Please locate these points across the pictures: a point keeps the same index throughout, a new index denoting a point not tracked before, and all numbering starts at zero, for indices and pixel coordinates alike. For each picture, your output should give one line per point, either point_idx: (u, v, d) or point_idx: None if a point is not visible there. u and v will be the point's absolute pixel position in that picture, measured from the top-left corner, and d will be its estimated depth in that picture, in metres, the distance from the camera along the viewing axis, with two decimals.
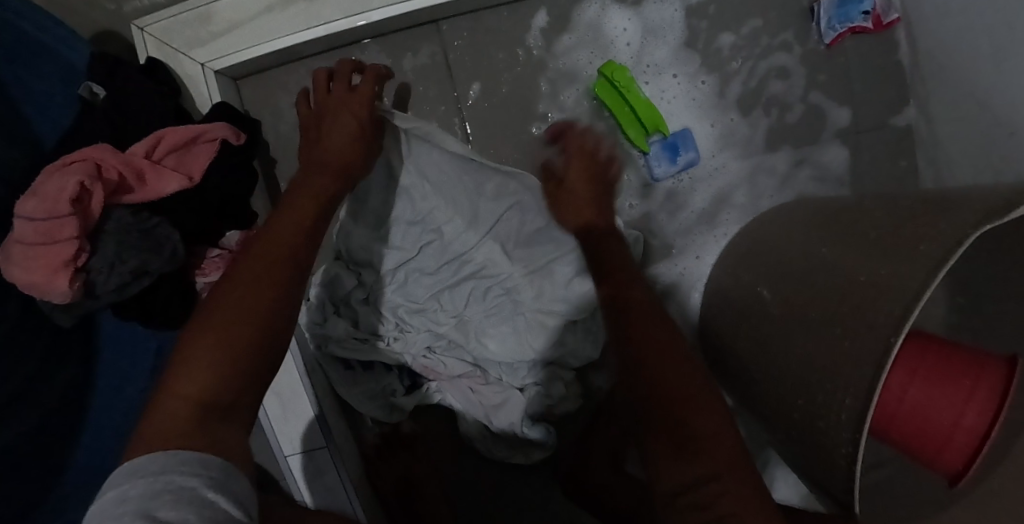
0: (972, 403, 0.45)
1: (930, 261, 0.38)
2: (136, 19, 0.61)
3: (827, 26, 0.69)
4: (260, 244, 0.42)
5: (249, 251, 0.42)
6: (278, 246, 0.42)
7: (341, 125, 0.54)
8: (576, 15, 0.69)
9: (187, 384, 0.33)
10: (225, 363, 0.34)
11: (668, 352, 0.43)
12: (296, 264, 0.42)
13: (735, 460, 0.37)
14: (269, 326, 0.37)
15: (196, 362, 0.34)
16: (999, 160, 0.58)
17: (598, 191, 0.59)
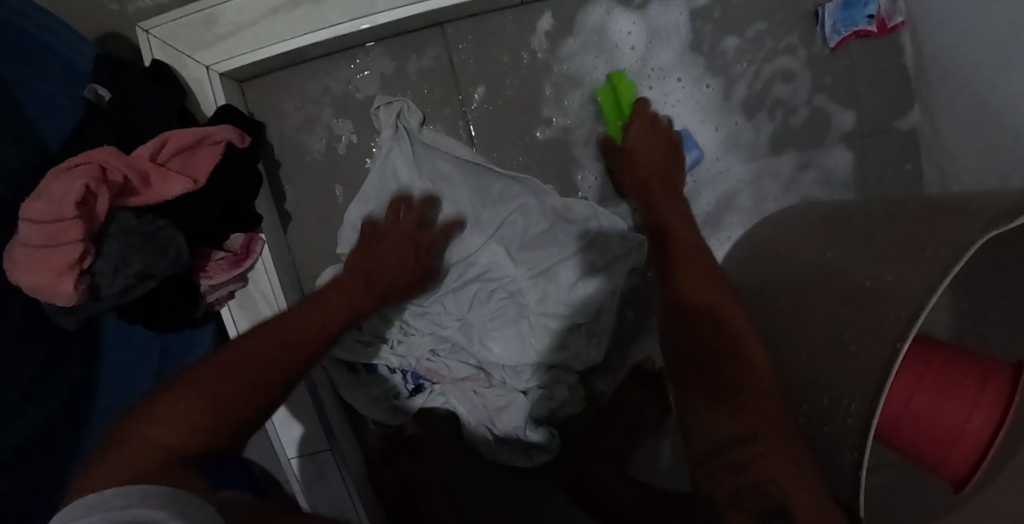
0: (981, 408, 0.44)
1: (940, 267, 0.38)
2: (141, 21, 0.60)
3: (832, 30, 0.69)
4: (290, 334, 0.44)
5: (270, 325, 0.44)
6: (291, 339, 0.44)
7: (399, 250, 0.60)
8: (580, 18, 0.69)
9: (153, 430, 0.32)
10: (204, 414, 0.34)
11: (729, 336, 0.45)
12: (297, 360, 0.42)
13: (788, 441, 0.37)
14: (251, 404, 0.37)
15: (181, 408, 0.34)
16: (1004, 165, 0.58)
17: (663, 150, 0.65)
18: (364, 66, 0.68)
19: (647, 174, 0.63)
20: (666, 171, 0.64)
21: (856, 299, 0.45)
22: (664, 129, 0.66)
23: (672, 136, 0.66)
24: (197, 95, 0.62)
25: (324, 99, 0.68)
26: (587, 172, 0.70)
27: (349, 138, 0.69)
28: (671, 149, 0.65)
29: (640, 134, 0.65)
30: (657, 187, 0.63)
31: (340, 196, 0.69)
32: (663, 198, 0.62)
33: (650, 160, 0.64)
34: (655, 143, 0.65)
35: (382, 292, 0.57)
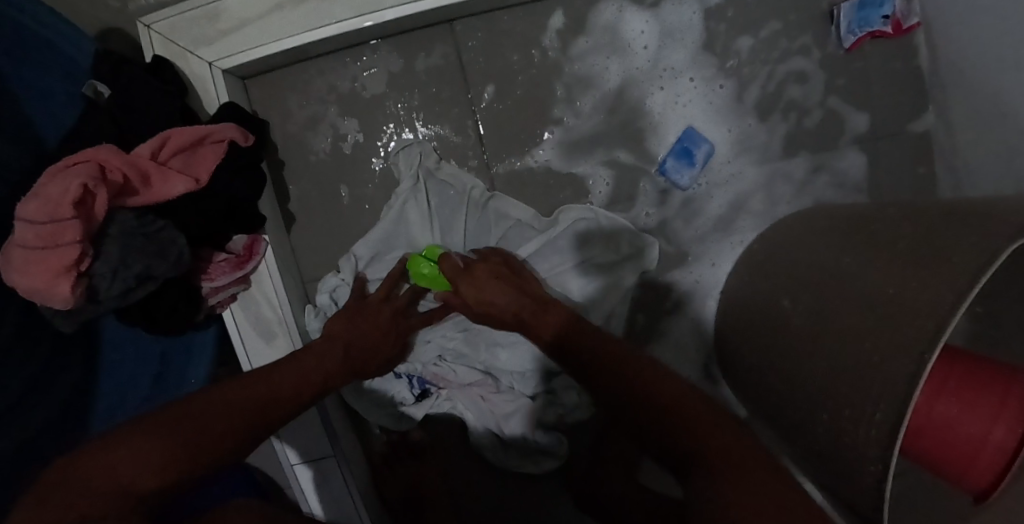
0: (1002, 419, 0.44)
1: (966, 273, 0.37)
2: (143, 16, 0.60)
3: (847, 30, 0.67)
4: (274, 387, 0.44)
5: (258, 376, 0.45)
6: (275, 392, 0.44)
7: (379, 321, 0.59)
8: (592, 17, 0.67)
9: (119, 469, 0.32)
10: (173, 462, 0.34)
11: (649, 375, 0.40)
12: (275, 418, 0.42)
13: (752, 469, 0.32)
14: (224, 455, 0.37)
15: (150, 449, 0.34)
16: (1020, 169, 0.57)
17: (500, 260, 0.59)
18: (371, 63, 0.67)
19: (514, 312, 0.53)
20: (534, 300, 0.53)
21: (879, 307, 0.44)
22: (495, 266, 0.58)
23: (510, 263, 0.59)
24: (200, 92, 0.60)
25: (330, 97, 0.67)
26: (598, 180, 0.69)
27: (354, 137, 0.67)
28: (504, 268, 0.57)
29: (473, 287, 0.55)
30: (530, 315, 0.52)
31: (344, 197, 0.68)
32: (540, 320, 0.51)
33: (506, 302, 0.53)
34: (487, 283, 0.55)
35: (357, 360, 0.55)
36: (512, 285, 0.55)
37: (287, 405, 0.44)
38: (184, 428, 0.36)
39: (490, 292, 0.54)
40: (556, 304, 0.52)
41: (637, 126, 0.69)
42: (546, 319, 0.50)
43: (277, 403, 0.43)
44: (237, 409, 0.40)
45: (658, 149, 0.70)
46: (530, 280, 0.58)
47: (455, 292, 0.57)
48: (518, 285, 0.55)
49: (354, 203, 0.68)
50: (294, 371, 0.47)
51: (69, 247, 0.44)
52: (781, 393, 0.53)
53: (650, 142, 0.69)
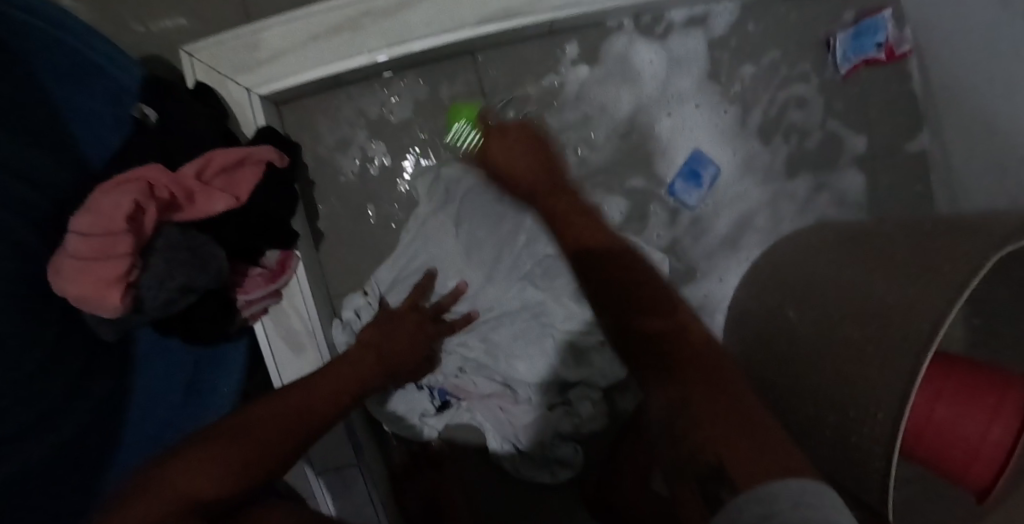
0: (998, 420, 0.46)
1: (956, 280, 0.40)
2: (186, 44, 0.64)
3: (843, 58, 0.72)
4: (309, 397, 0.48)
5: (297, 388, 0.49)
6: (312, 405, 0.48)
7: (408, 333, 0.64)
8: (604, 48, 0.72)
9: (181, 480, 0.37)
10: (223, 472, 0.38)
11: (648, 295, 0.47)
12: (313, 428, 0.46)
13: (727, 405, 0.38)
14: (269, 464, 0.41)
15: (206, 463, 0.38)
16: (1011, 186, 0.61)
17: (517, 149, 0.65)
18: (398, 90, 0.71)
19: (531, 185, 0.63)
20: (550, 179, 0.63)
21: (879, 313, 0.47)
22: (523, 127, 0.67)
23: (541, 130, 0.68)
24: (238, 117, 0.64)
25: (359, 122, 0.71)
26: (613, 208, 0.72)
27: (382, 160, 0.72)
28: (535, 137, 0.66)
29: (498, 142, 0.66)
30: (547, 192, 0.62)
31: (371, 215, 0.72)
32: (552, 202, 0.61)
33: (524, 163, 0.64)
34: (510, 146, 0.65)
35: (389, 364, 0.60)
36: (537, 159, 0.65)
37: (328, 412, 0.48)
38: (232, 443, 0.41)
39: (516, 157, 0.65)
40: (570, 193, 0.63)
41: (646, 150, 0.73)
42: (559, 205, 0.61)
43: (317, 409, 0.48)
44: (283, 426, 0.44)
45: (668, 170, 0.73)
46: (554, 153, 0.67)
47: (483, 152, 0.67)
48: (544, 155, 0.65)
49: (381, 222, 0.72)
50: (327, 382, 0.51)
51: (119, 259, 0.48)
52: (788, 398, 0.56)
53: (658, 164, 0.73)
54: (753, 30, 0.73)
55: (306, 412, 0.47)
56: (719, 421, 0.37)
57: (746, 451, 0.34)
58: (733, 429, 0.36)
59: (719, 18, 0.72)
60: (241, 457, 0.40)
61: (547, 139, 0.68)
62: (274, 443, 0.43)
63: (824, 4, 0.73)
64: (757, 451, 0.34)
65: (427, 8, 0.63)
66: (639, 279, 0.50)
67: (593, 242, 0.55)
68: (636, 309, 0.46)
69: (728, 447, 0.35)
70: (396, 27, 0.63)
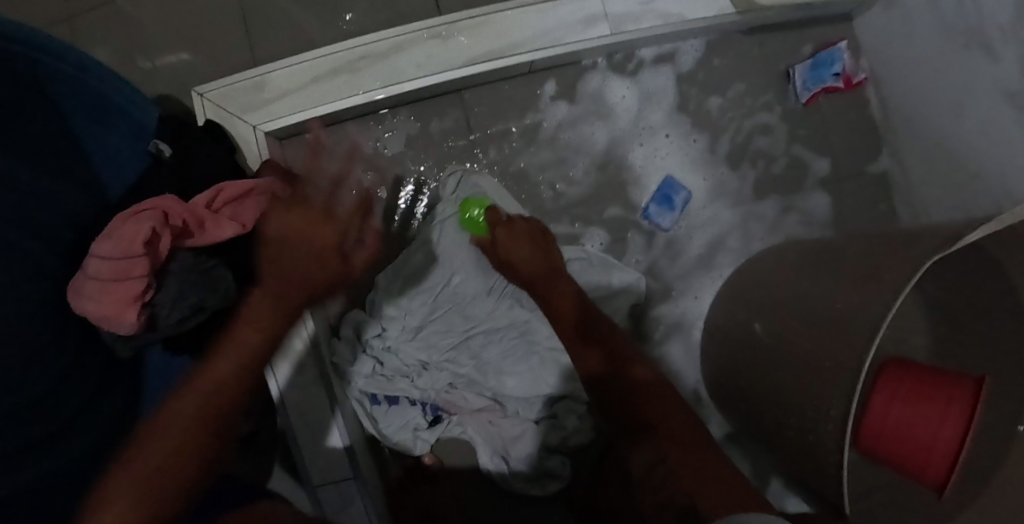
0: (948, 420, 0.48)
1: (894, 290, 0.44)
2: (198, 86, 0.70)
3: (803, 87, 0.78)
4: (195, 404, 0.53)
5: (182, 401, 0.53)
6: (202, 408, 0.53)
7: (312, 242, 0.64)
8: (581, 86, 0.78)
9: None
10: (131, 516, 0.45)
11: (635, 364, 0.61)
12: (207, 432, 0.52)
13: (704, 460, 0.50)
14: (172, 492, 0.48)
15: (112, 512, 0.45)
16: (965, 202, 0.67)
17: (532, 249, 0.69)
18: (392, 126, 0.77)
19: (529, 271, 0.68)
20: (548, 266, 0.69)
21: (832, 322, 0.51)
22: (532, 228, 0.71)
23: (546, 234, 0.72)
24: (245, 151, 0.69)
25: (356, 155, 0.76)
26: (591, 240, 0.78)
27: (377, 190, 0.77)
28: (540, 236, 0.70)
29: (506, 236, 0.70)
30: (542, 278, 0.68)
31: (367, 241, 0.76)
32: (547, 289, 0.67)
33: (525, 257, 0.69)
34: (518, 241, 0.70)
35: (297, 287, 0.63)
36: (540, 250, 0.69)
37: (214, 413, 0.53)
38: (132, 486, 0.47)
39: (518, 247, 0.69)
40: (565, 277, 0.69)
41: (621, 179, 0.78)
42: (552, 285, 0.67)
43: (204, 416, 0.53)
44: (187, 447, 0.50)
45: (642, 196, 0.78)
46: (556, 248, 0.71)
47: (491, 241, 0.71)
48: (547, 252, 0.70)
49: (376, 247, 0.77)
50: (209, 376, 0.55)
51: (137, 280, 0.53)
52: (765, 408, 0.59)
53: (633, 191, 0.78)
54: (718, 64, 0.79)
55: (200, 419, 0.52)
56: (689, 464, 0.50)
57: (710, 488, 0.46)
58: (701, 475, 0.48)
59: (687, 55, 0.79)
60: (142, 498, 0.46)
61: (550, 240, 0.71)
62: (177, 468, 0.49)
63: (783, 38, 0.79)
64: (728, 490, 0.45)
65: (418, 52, 0.69)
66: (609, 334, 0.63)
67: (561, 310, 0.65)
68: (614, 368, 0.60)
69: (696, 485, 0.47)
70: (390, 69, 0.69)
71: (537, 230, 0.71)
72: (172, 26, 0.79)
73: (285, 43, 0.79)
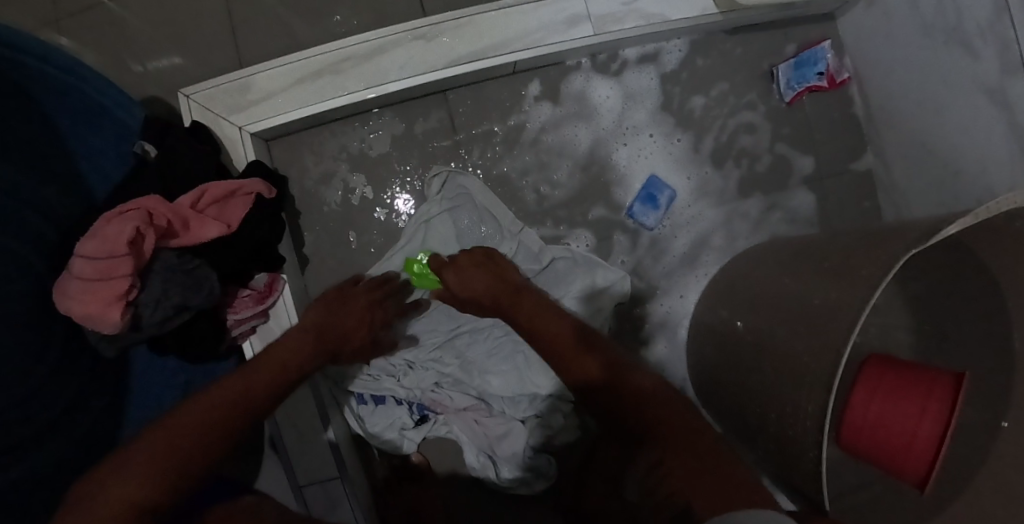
0: (927, 415, 0.48)
1: (870, 285, 0.44)
2: (184, 88, 0.70)
3: (786, 86, 0.78)
4: (254, 381, 0.51)
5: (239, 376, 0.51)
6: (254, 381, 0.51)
7: (354, 310, 0.66)
8: (565, 86, 0.78)
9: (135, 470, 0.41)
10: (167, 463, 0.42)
11: (631, 369, 0.54)
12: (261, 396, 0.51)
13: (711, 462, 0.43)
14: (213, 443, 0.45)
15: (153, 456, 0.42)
16: (947, 198, 0.67)
17: (480, 274, 0.67)
18: (377, 127, 0.77)
19: (489, 298, 0.66)
20: (508, 286, 0.66)
21: (811, 319, 0.51)
22: (475, 258, 0.69)
23: (491, 255, 0.70)
24: (230, 152, 0.69)
25: (342, 156, 0.77)
26: (579, 241, 0.78)
27: (364, 191, 0.77)
28: (488, 263, 0.69)
29: (456, 278, 0.68)
30: (505, 298, 0.65)
31: (352, 241, 0.77)
32: (511, 308, 0.64)
33: (480, 286, 0.67)
34: (467, 277, 0.68)
35: (333, 339, 0.62)
36: (491, 276, 0.67)
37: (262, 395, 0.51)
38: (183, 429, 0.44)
39: (472, 282, 0.67)
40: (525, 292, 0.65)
41: (606, 178, 0.79)
42: (518, 305, 0.63)
43: (257, 394, 0.50)
44: (218, 409, 0.47)
45: (627, 196, 0.79)
46: (510, 267, 0.70)
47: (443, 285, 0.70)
48: (498, 275, 0.67)
49: (361, 247, 0.77)
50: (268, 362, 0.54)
51: (122, 279, 0.53)
52: (747, 404, 0.59)
53: (618, 191, 0.79)
54: (701, 65, 0.79)
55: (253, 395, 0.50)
56: (679, 456, 0.44)
57: (712, 493, 0.39)
58: (700, 477, 0.41)
59: (670, 55, 0.79)
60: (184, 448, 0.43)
61: (498, 259, 0.70)
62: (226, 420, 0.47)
63: (765, 38, 0.80)
64: (730, 492, 0.38)
65: (401, 54, 0.70)
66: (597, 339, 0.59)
67: (554, 332, 0.60)
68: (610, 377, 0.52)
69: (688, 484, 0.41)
70: (373, 70, 0.70)
71: (487, 258, 0.69)
72: (159, 29, 0.79)
73: (272, 45, 0.79)
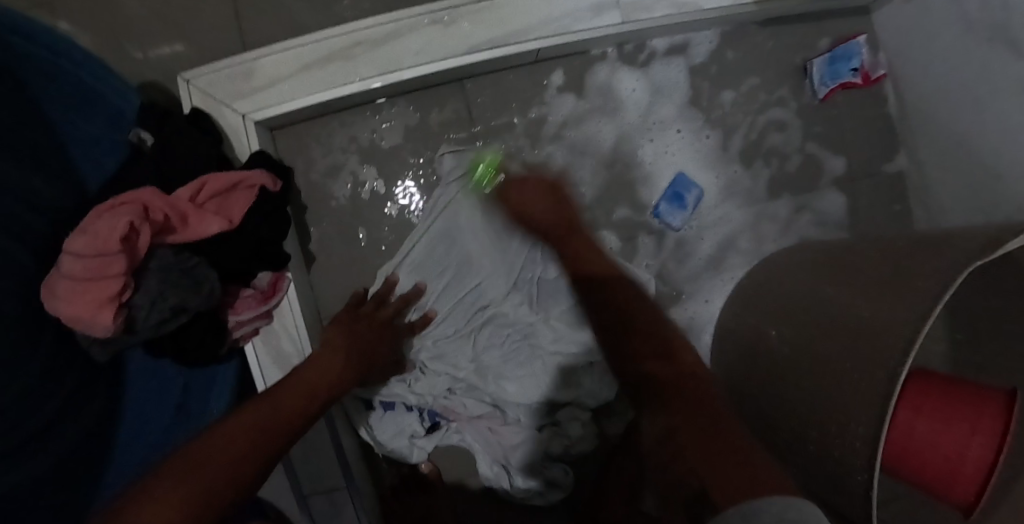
0: (977, 436, 0.45)
1: (927, 298, 0.41)
2: (183, 72, 0.66)
3: (820, 82, 0.74)
4: (285, 399, 0.49)
5: (269, 396, 0.49)
6: (284, 401, 0.49)
7: (371, 331, 0.64)
8: (590, 78, 0.74)
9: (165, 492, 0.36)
10: (201, 481, 0.38)
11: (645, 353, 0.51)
12: (295, 415, 0.48)
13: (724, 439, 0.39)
14: (245, 457, 0.42)
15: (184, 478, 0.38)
16: (987, 204, 0.64)
17: (554, 199, 0.67)
18: (388, 117, 0.73)
19: (544, 224, 0.66)
20: (562, 219, 0.65)
21: (855, 331, 0.48)
22: (541, 182, 0.68)
23: (557, 185, 0.68)
24: (233, 142, 0.65)
25: (351, 147, 0.72)
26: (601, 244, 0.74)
27: (373, 185, 0.73)
28: (550, 190, 0.67)
29: (517, 188, 0.68)
30: (560, 230, 0.65)
31: (362, 238, 0.73)
32: (566, 240, 0.64)
33: (549, 216, 0.66)
34: (528, 193, 0.67)
35: (359, 358, 0.61)
36: (552, 201, 0.67)
37: (298, 412, 0.49)
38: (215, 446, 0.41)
39: (523, 191, 0.67)
40: (579, 232, 0.65)
41: (630, 176, 0.75)
42: (570, 243, 0.64)
43: (289, 412, 0.48)
44: (255, 426, 0.45)
45: (651, 195, 0.75)
46: (568, 198, 0.68)
47: (502, 193, 0.69)
48: (560, 207, 0.66)
49: (371, 244, 0.73)
50: (296, 381, 0.53)
51: (115, 279, 0.49)
52: (776, 420, 0.56)
53: (642, 190, 0.75)
54: (731, 58, 0.75)
55: (284, 414, 0.48)
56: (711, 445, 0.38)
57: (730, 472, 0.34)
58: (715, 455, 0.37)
59: (700, 47, 0.75)
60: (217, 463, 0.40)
61: (563, 194, 0.68)
62: (261, 435, 0.44)
63: (799, 31, 0.76)
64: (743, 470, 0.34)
65: (416, 39, 0.65)
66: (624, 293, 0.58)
67: (581, 256, 0.62)
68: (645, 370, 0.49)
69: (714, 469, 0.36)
70: (386, 56, 0.65)
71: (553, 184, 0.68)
72: (158, 9, 0.74)
73: (278, 29, 0.75)
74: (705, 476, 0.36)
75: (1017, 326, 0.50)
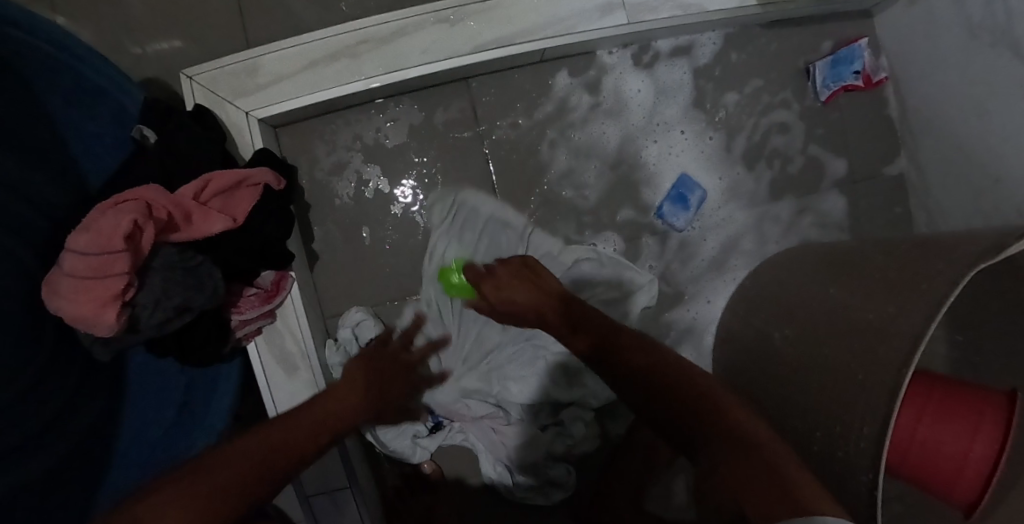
0: (979, 436, 0.46)
1: (933, 299, 0.41)
2: (186, 68, 0.65)
3: (823, 84, 0.75)
4: (299, 420, 0.48)
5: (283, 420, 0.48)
6: (298, 426, 0.47)
7: (392, 367, 0.65)
8: (595, 78, 0.74)
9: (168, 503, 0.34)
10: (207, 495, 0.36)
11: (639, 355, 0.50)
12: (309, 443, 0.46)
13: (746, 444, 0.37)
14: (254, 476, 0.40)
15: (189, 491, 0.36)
16: (987, 206, 0.64)
17: (525, 287, 0.64)
18: (393, 115, 0.72)
19: (533, 312, 0.62)
20: (550, 297, 0.63)
21: (859, 332, 0.48)
22: (514, 267, 0.66)
23: (529, 263, 0.67)
24: (236, 138, 0.64)
25: (355, 145, 0.72)
26: (604, 245, 0.74)
27: (377, 184, 0.73)
28: (527, 274, 0.65)
29: (494, 291, 0.65)
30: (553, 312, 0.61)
31: (365, 236, 0.72)
32: (559, 320, 0.60)
33: (524, 305, 0.63)
34: (505, 285, 0.65)
35: (374, 395, 0.60)
36: (530, 288, 0.64)
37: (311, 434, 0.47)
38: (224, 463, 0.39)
39: (513, 295, 0.64)
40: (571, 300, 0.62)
41: (634, 177, 0.75)
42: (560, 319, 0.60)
43: (303, 438, 0.46)
44: (267, 445, 0.43)
45: (655, 196, 0.75)
46: (552, 277, 0.66)
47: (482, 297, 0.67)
48: (541, 285, 0.64)
49: (374, 244, 0.73)
50: (311, 407, 0.51)
51: (117, 278, 0.48)
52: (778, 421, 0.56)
53: (645, 191, 0.75)
54: (735, 59, 0.76)
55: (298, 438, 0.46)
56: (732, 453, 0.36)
57: (756, 487, 0.32)
58: (738, 460, 0.35)
59: (704, 48, 0.75)
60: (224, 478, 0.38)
61: (536, 266, 0.67)
62: (273, 456, 0.42)
63: (803, 34, 0.77)
64: (770, 478, 0.33)
65: (422, 38, 0.65)
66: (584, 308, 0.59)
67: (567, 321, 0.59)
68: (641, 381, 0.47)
69: (741, 482, 0.34)
70: (392, 53, 0.65)
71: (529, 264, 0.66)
72: (160, 4, 0.74)
73: (282, 26, 0.74)
74: (737, 494, 0.34)
75: (1017, 329, 0.51)
